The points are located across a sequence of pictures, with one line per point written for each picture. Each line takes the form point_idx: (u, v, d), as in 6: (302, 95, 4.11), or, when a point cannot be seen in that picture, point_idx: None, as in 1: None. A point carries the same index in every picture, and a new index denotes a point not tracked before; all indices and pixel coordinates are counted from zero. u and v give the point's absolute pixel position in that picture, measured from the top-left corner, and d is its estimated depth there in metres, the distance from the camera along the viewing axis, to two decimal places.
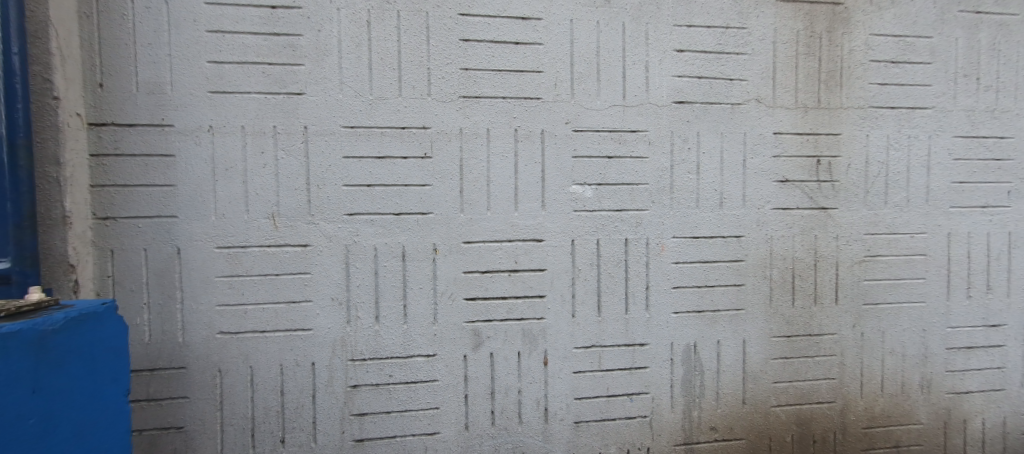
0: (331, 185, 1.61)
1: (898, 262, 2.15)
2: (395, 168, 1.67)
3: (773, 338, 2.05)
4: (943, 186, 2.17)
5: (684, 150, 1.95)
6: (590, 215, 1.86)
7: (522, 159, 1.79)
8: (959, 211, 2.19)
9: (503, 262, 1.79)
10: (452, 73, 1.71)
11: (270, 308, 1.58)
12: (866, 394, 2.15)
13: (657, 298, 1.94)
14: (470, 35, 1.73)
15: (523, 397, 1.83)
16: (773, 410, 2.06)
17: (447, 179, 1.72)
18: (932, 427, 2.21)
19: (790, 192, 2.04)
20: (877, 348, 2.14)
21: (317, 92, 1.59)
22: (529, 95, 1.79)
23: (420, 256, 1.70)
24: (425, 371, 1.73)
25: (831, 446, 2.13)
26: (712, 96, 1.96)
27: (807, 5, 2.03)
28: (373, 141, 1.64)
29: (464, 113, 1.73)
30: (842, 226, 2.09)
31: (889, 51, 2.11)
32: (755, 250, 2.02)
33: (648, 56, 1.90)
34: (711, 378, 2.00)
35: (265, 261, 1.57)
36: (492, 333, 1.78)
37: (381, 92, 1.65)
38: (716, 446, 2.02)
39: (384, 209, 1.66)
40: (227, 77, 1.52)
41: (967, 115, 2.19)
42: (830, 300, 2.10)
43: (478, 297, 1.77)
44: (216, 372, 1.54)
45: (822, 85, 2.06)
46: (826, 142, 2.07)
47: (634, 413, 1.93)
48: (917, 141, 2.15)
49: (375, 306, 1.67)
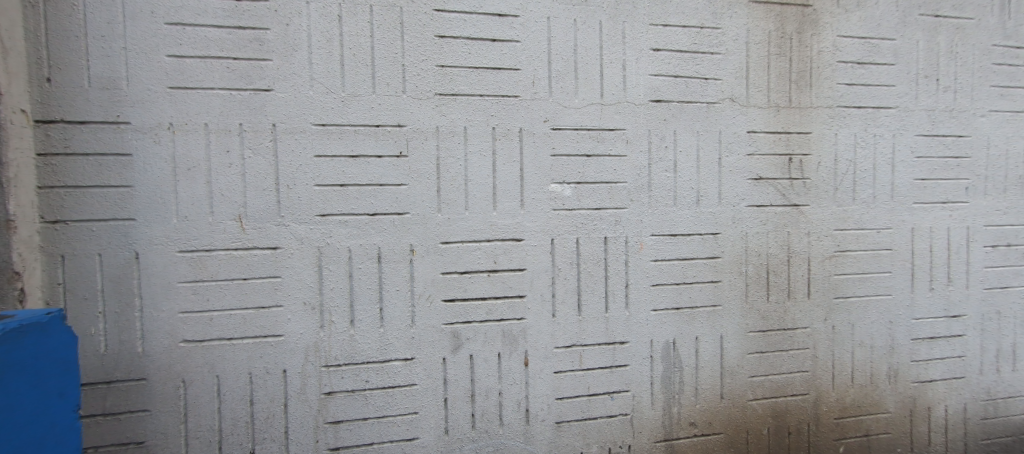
0: (301, 185, 1.56)
1: (867, 257, 2.21)
2: (369, 168, 1.62)
3: (749, 333, 2.08)
4: (908, 183, 2.25)
5: (661, 149, 1.96)
6: (569, 214, 1.85)
7: (500, 159, 1.77)
8: (922, 207, 2.27)
9: (482, 262, 1.76)
10: (427, 69, 1.68)
11: (238, 314, 1.51)
12: (838, 385, 2.20)
13: (636, 296, 1.94)
14: (445, 32, 1.70)
15: (504, 399, 1.81)
16: (750, 404, 2.09)
17: (424, 179, 1.68)
18: (900, 415, 2.29)
19: (764, 189, 2.08)
20: (847, 340, 2.20)
21: (286, 88, 1.53)
22: (506, 93, 1.77)
23: (396, 257, 1.66)
24: (402, 375, 1.68)
25: (805, 437, 2.18)
26: (688, 95, 1.98)
27: (777, 7, 2.08)
28: (346, 140, 1.59)
29: (440, 111, 1.69)
30: (813, 222, 2.14)
31: (856, 52, 2.17)
32: (731, 247, 2.05)
33: (625, 55, 1.90)
34: (690, 375, 2.02)
35: (231, 265, 1.50)
36: (471, 335, 1.76)
37: (354, 89, 1.60)
38: (695, 441, 2.04)
39: (359, 210, 1.62)
40: (189, 73, 1.45)
41: (928, 115, 2.27)
42: (803, 295, 2.14)
43: (456, 299, 1.73)
44: (180, 383, 1.47)
45: (794, 85, 2.10)
46: (798, 141, 2.12)
47: (615, 411, 1.93)
48: (883, 139, 2.21)
49: (350, 310, 1.62)
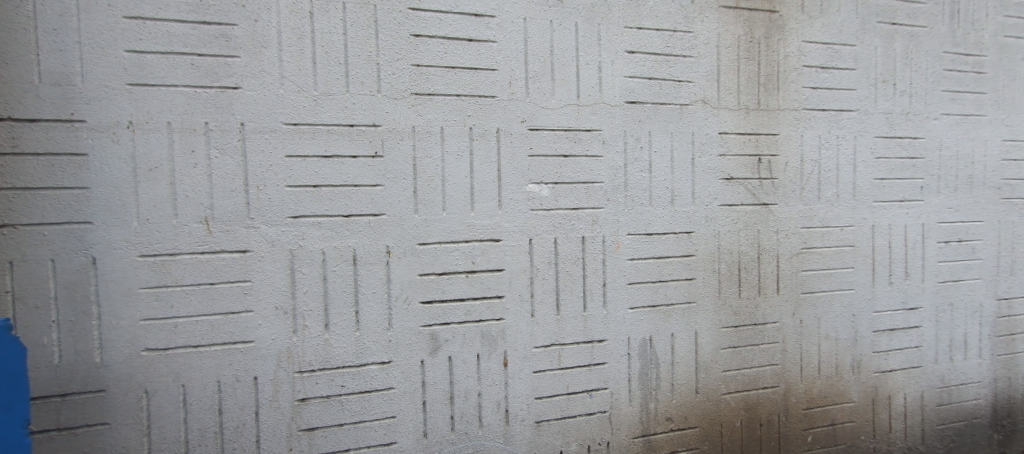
0: (272, 186, 1.51)
1: (831, 253, 2.31)
2: (343, 168, 1.59)
3: (722, 328, 2.14)
4: (868, 182, 2.36)
5: (636, 149, 1.99)
6: (547, 214, 1.86)
7: (477, 159, 1.76)
8: (881, 205, 2.39)
9: (460, 263, 1.75)
10: (402, 68, 1.65)
11: (205, 321, 1.45)
12: (806, 377, 2.29)
13: (613, 295, 1.97)
14: (421, 31, 1.68)
15: (483, 400, 1.80)
16: (723, 398, 2.15)
17: (400, 179, 1.66)
18: (863, 404, 2.39)
19: (735, 189, 2.14)
20: (814, 334, 2.29)
21: (254, 86, 1.48)
22: (483, 94, 1.76)
23: (372, 259, 1.63)
24: (380, 379, 1.66)
25: (776, 428, 2.25)
26: (662, 96, 2.02)
27: (746, 12, 2.14)
28: (319, 140, 1.56)
29: (417, 111, 1.67)
30: (782, 221, 2.22)
31: (819, 57, 2.26)
32: (704, 245, 2.10)
33: (600, 57, 1.92)
34: (666, 370, 2.06)
35: (198, 270, 1.44)
36: (450, 336, 1.74)
37: (327, 87, 1.56)
38: (672, 436, 2.08)
39: (332, 212, 1.58)
40: (150, 69, 1.39)
41: (886, 118, 2.39)
42: (773, 290, 2.22)
43: (434, 300, 1.72)
44: (142, 394, 1.40)
45: (762, 88, 2.17)
46: (766, 142, 2.19)
47: (594, 409, 1.95)
48: (845, 141, 2.31)
49: (324, 313, 1.58)
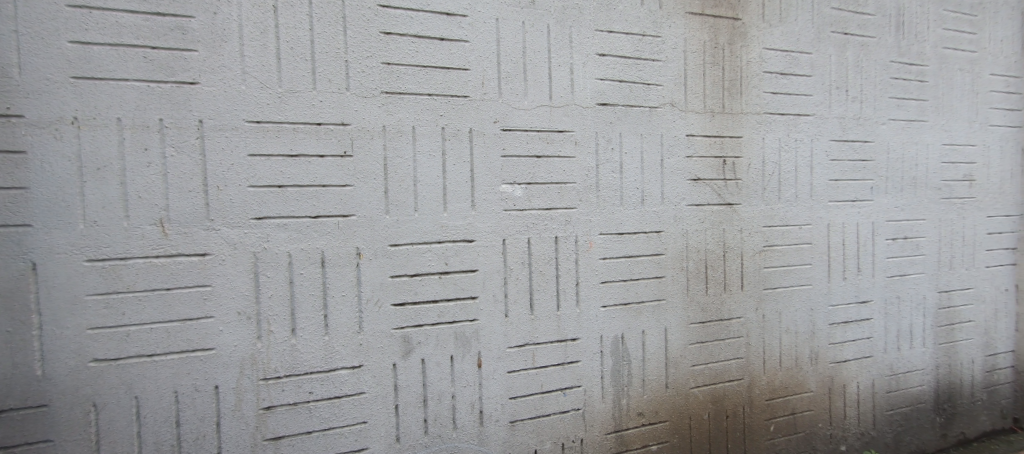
0: (233, 186, 1.44)
1: (791, 250, 2.41)
2: (310, 168, 1.54)
3: (690, 324, 2.20)
4: (824, 183, 2.48)
5: (608, 150, 2.02)
6: (520, 214, 1.86)
7: (450, 159, 1.75)
8: (836, 205, 2.52)
9: (433, 264, 1.73)
10: (372, 66, 1.62)
11: (161, 328, 1.38)
12: (768, 369, 2.38)
13: (586, 294, 1.99)
14: (391, 29, 1.65)
15: (457, 402, 1.78)
16: (692, 391, 2.21)
17: (371, 180, 1.62)
18: (820, 393, 2.51)
19: (702, 189, 2.21)
20: (776, 328, 2.39)
21: (214, 81, 1.42)
22: (455, 93, 1.75)
23: (342, 261, 1.59)
24: (350, 384, 1.61)
25: (741, 419, 2.33)
26: (632, 99, 2.06)
27: (711, 19, 2.21)
28: (284, 138, 1.50)
29: (388, 109, 1.64)
30: (746, 220, 2.30)
31: (779, 63, 2.36)
32: (673, 244, 2.16)
33: (572, 59, 1.94)
34: (638, 367, 2.10)
35: (152, 274, 1.36)
36: (423, 339, 1.72)
37: (292, 84, 1.51)
38: (643, 430, 2.12)
39: (299, 213, 1.53)
40: (97, 62, 1.29)
41: (840, 122, 2.52)
42: (737, 287, 2.30)
43: (406, 303, 1.69)
44: (91, 407, 1.31)
45: (727, 92, 2.25)
46: (731, 144, 2.27)
47: (567, 407, 1.97)
48: (803, 144, 2.43)
49: (291, 318, 1.53)
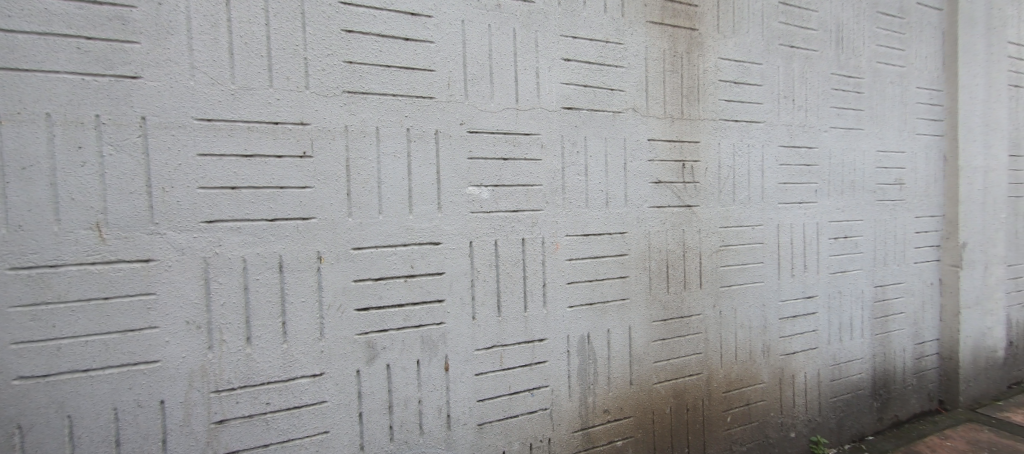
0: (180, 187, 1.35)
1: (745, 250, 2.53)
2: (267, 168, 1.47)
3: (653, 322, 2.27)
4: (775, 185, 2.63)
5: (573, 153, 2.05)
6: (487, 216, 1.86)
7: (415, 160, 1.72)
8: (785, 206, 2.67)
9: (398, 267, 1.69)
10: (334, 65, 1.57)
11: (97, 341, 1.27)
12: (725, 363, 2.49)
13: (553, 294, 2.01)
14: (353, 27, 1.60)
15: (423, 407, 1.75)
16: (655, 387, 2.28)
17: (332, 181, 1.57)
18: (772, 384, 2.65)
19: (663, 192, 2.28)
20: (732, 323, 2.50)
21: (159, 76, 1.32)
22: (420, 94, 1.73)
23: (301, 266, 1.53)
24: (310, 393, 1.55)
25: (701, 412, 2.43)
26: (596, 103, 2.10)
27: (670, 28, 2.29)
28: (238, 136, 1.43)
29: (350, 109, 1.60)
30: (704, 221, 2.40)
31: (733, 73, 2.47)
32: (636, 244, 2.21)
33: (538, 63, 1.96)
34: (603, 365, 2.14)
35: (87, 283, 1.25)
36: (388, 344, 1.68)
37: (247, 81, 1.44)
38: (609, 427, 2.16)
39: (255, 215, 1.46)
40: (22, 51, 1.18)
41: (788, 129, 2.67)
42: (697, 285, 2.39)
43: (371, 307, 1.65)
44: (15, 430, 1.18)
45: (685, 99, 2.34)
46: (689, 149, 2.36)
47: (534, 407, 1.98)
48: (755, 149, 2.56)
49: (246, 326, 1.45)
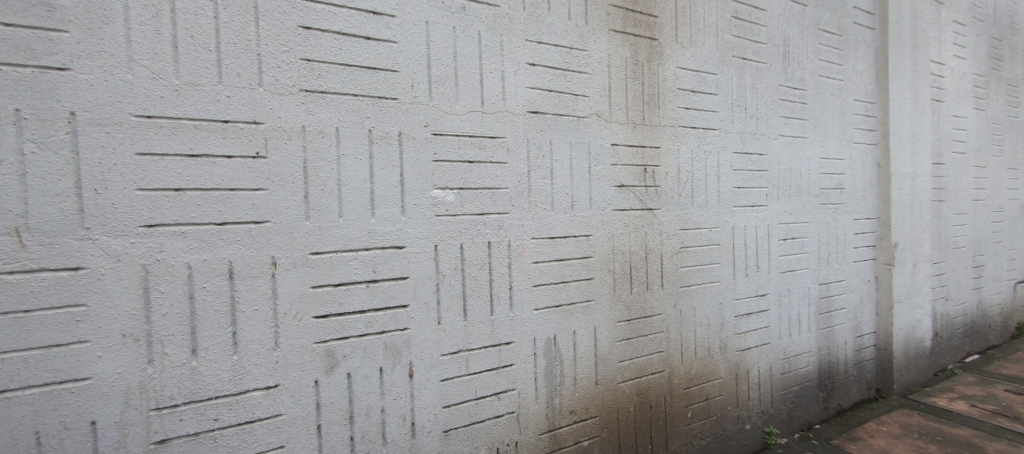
0: (116, 189, 1.25)
1: (703, 251, 2.63)
2: (216, 169, 1.39)
3: (617, 322, 2.31)
4: (730, 189, 2.74)
5: (539, 157, 2.06)
6: (452, 219, 1.84)
7: (378, 162, 1.67)
8: (740, 209, 2.79)
9: (360, 272, 1.64)
10: (290, 62, 1.51)
11: (16, 358, 1.14)
12: (685, 360, 2.57)
13: (519, 297, 2.01)
14: (311, 24, 1.54)
15: (386, 416, 1.70)
16: (619, 386, 2.32)
17: (288, 183, 1.51)
18: (729, 379, 2.76)
19: (626, 195, 2.33)
20: (691, 322, 2.59)
21: (91, 68, 1.21)
22: (383, 95, 1.68)
23: (254, 272, 1.45)
24: (264, 407, 1.47)
25: (663, 409, 2.49)
26: (561, 108, 2.12)
27: (632, 37, 2.36)
28: (183, 135, 1.34)
29: (308, 109, 1.54)
30: (664, 223, 2.47)
31: (690, 82, 2.57)
32: (601, 247, 2.25)
33: (503, 67, 1.96)
34: (569, 366, 2.15)
35: (4, 294, 1.12)
36: (349, 352, 1.62)
37: (193, 76, 1.35)
38: (575, 427, 2.18)
39: (202, 219, 1.37)
40: None
41: (741, 136, 2.80)
42: (658, 286, 2.46)
43: (330, 314, 1.59)
44: None
45: (646, 105, 2.40)
46: (650, 154, 2.42)
47: (501, 411, 1.97)
48: (712, 154, 2.66)
49: (191, 337, 1.35)
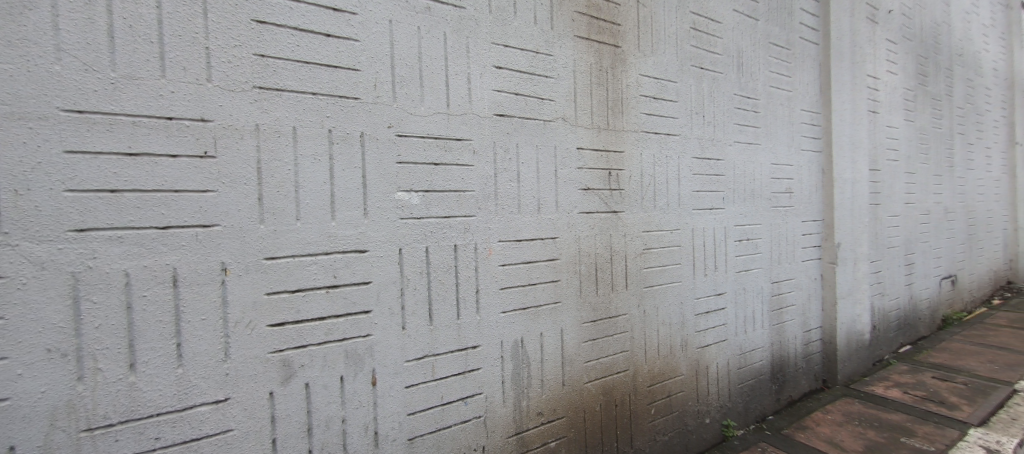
0: (40, 190, 1.14)
1: (666, 252, 2.71)
2: (158, 170, 1.30)
3: (583, 323, 2.33)
4: (690, 193, 2.84)
5: (505, 160, 2.06)
6: (417, 222, 1.80)
7: (339, 164, 1.62)
8: (699, 211, 2.90)
9: (319, 278, 1.58)
10: (242, 57, 1.43)
11: None
12: (648, 358, 2.63)
13: (486, 301, 1.99)
14: (267, 19, 1.48)
15: (348, 426, 1.64)
16: (585, 386, 2.34)
17: (240, 185, 1.43)
18: (690, 375, 2.85)
19: (591, 198, 2.37)
20: (654, 321, 2.65)
21: (12, 58, 1.11)
22: (344, 94, 1.63)
23: (201, 279, 1.36)
24: (212, 422, 1.38)
25: (628, 407, 2.53)
26: (527, 111, 2.13)
27: (596, 44, 2.40)
28: (120, 132, 1.24)
29: (262, 107, 1.46)
30: (628, 226, 2.53)
31: (652, 89, 2.64)
32: (567, 249, 2.27)
33: (469, 69, 1.95)
34: (536, 368, 2.16)
35: None
36: (307, 361, 1.55)
37: (133, 70, 1.26)
38: (542, 429, 2.18)
39: (143, 223, 1.27)
40: None
41: (700, 142, 2.91)
42: (623, 287, 2.50)
43: (286, 322, 1.51)
44: None
45: (610, 111, 2.45)
46: (615, 158, 2.47)
47: (468, 416, 1.94)
48: (673, 159, 2.75)
49: (129, 351, 1.25)
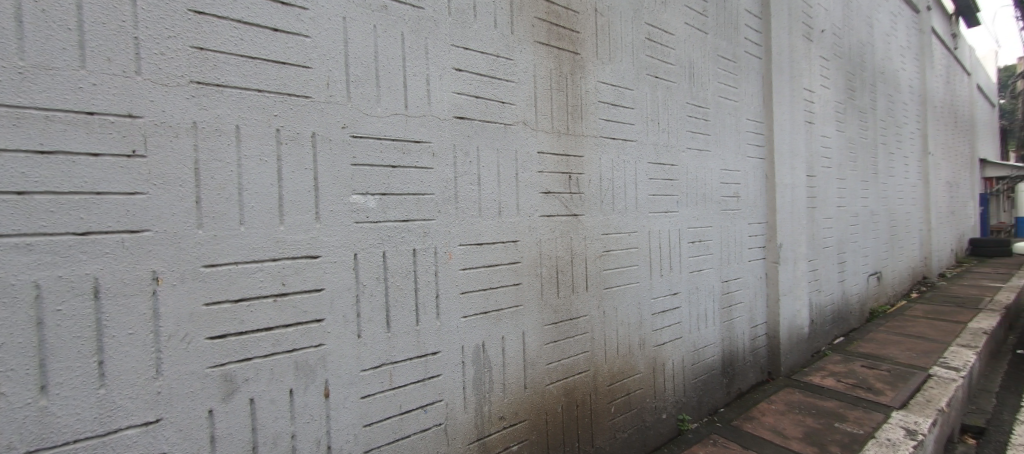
0: None
1: (623, 254, 2.77)
2: (77, 169, 1.18)
3: (545, 325, 2.34)
4: (646, 196, 2.93)
5: (465, 163, 2.03)
6: (373, 226, 1.74)
7: (288, 165, 1.53)
8: (655, 214, 2.99)
9: (265, 286, 1.49)
10: (178, 49, 1.32)
11: None
12: (608, 357, 2.67)
13: (445, 306, 1.95)
14: (205, 9, 1.37)
15: (298, 442, 1.55)
16: (547, 388, 2.34)
17: (175, 186, 1.32)
18: (647, 373, 2.92)
19: (552, 201, 2.38)
20: (613, 321, 2.71)
21: None
22: (293, 92, 1.55)
23: (129, 289, 1.24)
24: (141, 447, 1.26)
25: (588, 406, 2.56)
26: (487, 115, 2.11)
27: (555, 50, 2.42)
28: (29, 127, 1.11)
29: (201, 103, 1.36)
30: (588, 228, 2.56)
31: (610, 95, 2.71)
32: (528, 252, 2.27)
33: (427, 70, 1.91)
34: (498, 372, 2.13)
35: None
36: (252, 375, 1.46)
37: (47, 59, 1.13)
38: (504, 433, 2.16)
39: (57, 228, 1.15)
40: None
41: (655, 147, 3.01)
42: (583, 289, 2.53)
43: (228, 334, 1.41)
44: None
45: (570, 116, 2.48)
46: (574, 162, 2.50)
47: (427, 424, 1.89)
48: (630, 164, 2.82)
49: (39, 372, 1.12)
